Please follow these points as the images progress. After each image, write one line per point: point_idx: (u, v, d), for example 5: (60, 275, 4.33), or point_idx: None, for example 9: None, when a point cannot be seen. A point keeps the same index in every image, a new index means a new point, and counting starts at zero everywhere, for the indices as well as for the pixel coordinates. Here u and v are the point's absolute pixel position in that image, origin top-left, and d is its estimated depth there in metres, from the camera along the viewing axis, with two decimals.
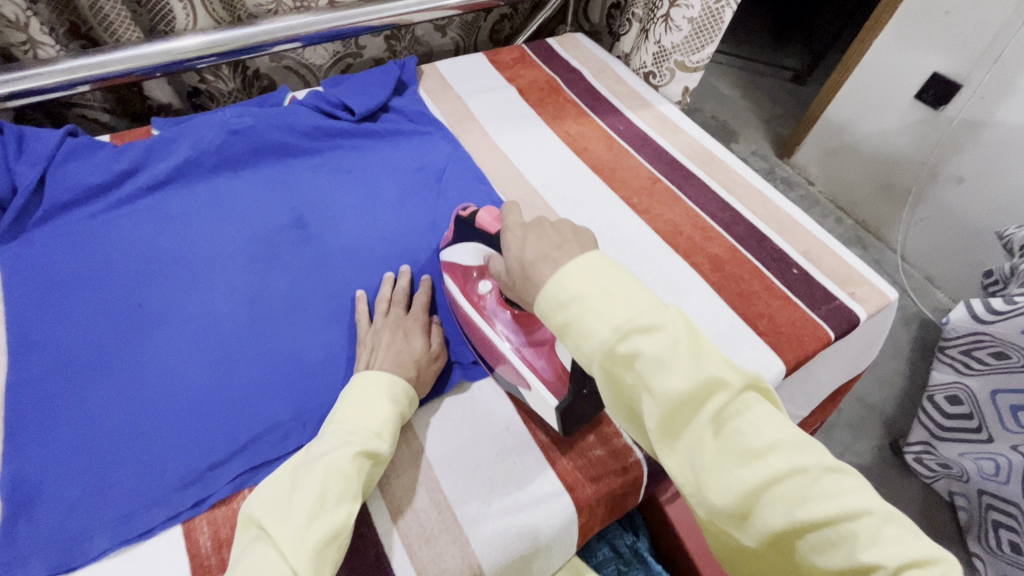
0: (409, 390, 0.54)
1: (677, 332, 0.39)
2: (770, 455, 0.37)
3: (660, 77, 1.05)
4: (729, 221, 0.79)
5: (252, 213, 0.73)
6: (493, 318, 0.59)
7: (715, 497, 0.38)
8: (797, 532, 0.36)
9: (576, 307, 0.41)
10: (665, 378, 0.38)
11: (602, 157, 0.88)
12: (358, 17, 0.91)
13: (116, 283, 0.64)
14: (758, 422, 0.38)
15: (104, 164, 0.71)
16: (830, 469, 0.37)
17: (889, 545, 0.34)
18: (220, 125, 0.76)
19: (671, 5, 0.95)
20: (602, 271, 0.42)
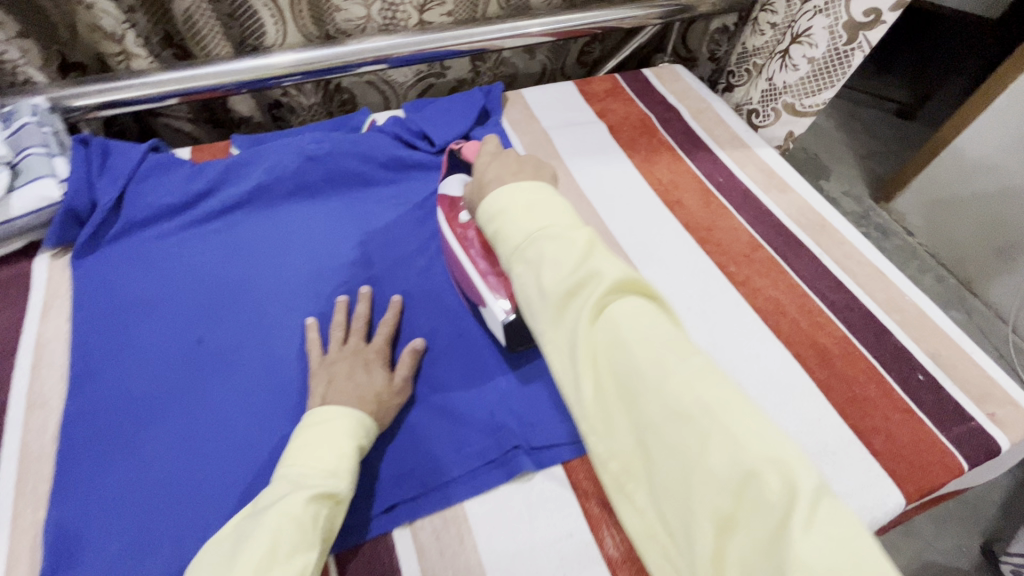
0: (366, 420, 0.50)
1: (577, 240, 0.41)
2: (639, 350, 0.36)
3: (764, 116, 0.96)
4: (842, 306, 0.69)
5: (319, 246, 0.69)
6: (468, 245, 0.61)
7: (586, 390, 0.37)
8: (655, 424, 0.34)
9: (502, 217, 0.45)
10: (553, 271, 0.40)
11: (698, 213, 0.79)
12: (448, 40, 0.87)
13: (179, 314, 0.61)
14: (634, 319, 0.37)
15: (180, 183, 0.69)
16: (696, 370, 0.35)
17: (743, 444, 0.31)
18: (298, 149, 0.73)
19: (793, 40, 0.85)
20: (532, 191, 0.45)
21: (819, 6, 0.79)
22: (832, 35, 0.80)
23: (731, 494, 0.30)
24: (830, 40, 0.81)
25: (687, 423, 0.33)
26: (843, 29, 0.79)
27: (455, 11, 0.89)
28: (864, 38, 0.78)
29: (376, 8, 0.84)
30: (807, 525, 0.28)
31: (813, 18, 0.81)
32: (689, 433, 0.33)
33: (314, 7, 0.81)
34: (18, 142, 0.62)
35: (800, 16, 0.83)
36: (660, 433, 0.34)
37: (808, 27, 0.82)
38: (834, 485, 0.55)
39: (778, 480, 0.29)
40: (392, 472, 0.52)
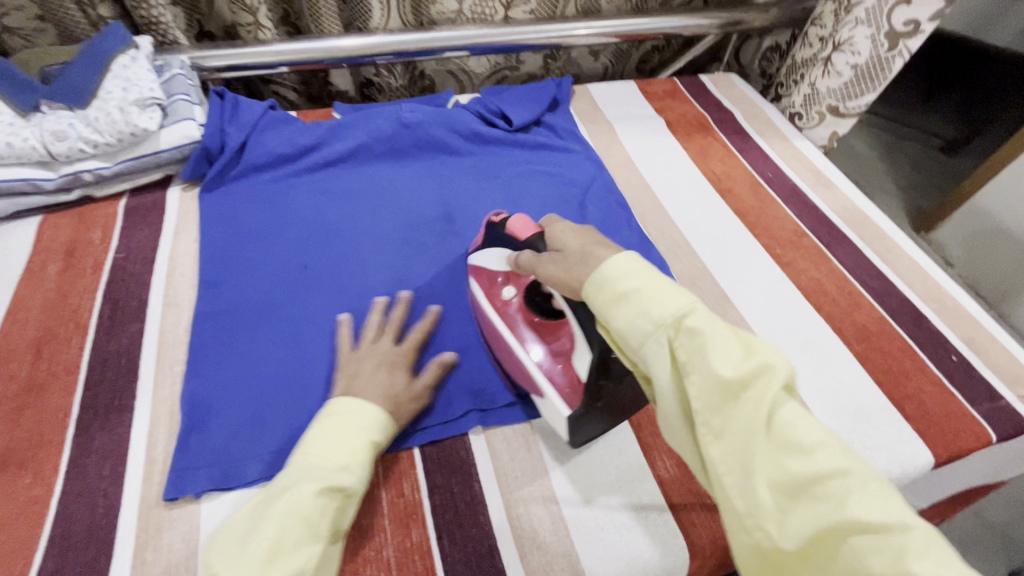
0: (383, 419, 0.50)
1: (730, 328, 0.38)
2: (820, 455, 0.34)
3: (807, 119, 1.03)
4: (881, 291, 0.75)
5: (407, 200, 0.78)
6: (515, 325, 0.57)
7: (759, 489, 0.35)
8: (841, 535, 0.32)
9: (633, 284, 0.40)
10: (716, 363, 0.36)
11: (747, 201, 0.85)
12: (528, 34, 0.96)
13: (289, 244, 0.71)
14: (805, 423, 0.35)
15: (293, 137, 0.79)
16: (876, 480, 0.33)
17: (942, 564, 0.30)
18: (394, 117, 0.83)
19: (835, 49, 0.93)
20: (648, 269, 0.41)
21: (860, 17, 0.87)
22: (874, 44, 0.87)
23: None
24: (872, 47, 0.88)
25: (877, 535, 0.31)
26: (884, 38, 0.86)
27: (537, 9, 0.99)
28: (904, 46, 0.85)
29: (468, 3, 0.94)
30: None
31: (855, 29, 0.89)
32: (881, 549, 0.31)
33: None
34: (171, 89, 0.74)
35: (841, 27, 0.91)
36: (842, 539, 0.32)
37: (850, 36, 0.90)
38: (867, 440, 0.60)
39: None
40: (469, 388, 0.60)
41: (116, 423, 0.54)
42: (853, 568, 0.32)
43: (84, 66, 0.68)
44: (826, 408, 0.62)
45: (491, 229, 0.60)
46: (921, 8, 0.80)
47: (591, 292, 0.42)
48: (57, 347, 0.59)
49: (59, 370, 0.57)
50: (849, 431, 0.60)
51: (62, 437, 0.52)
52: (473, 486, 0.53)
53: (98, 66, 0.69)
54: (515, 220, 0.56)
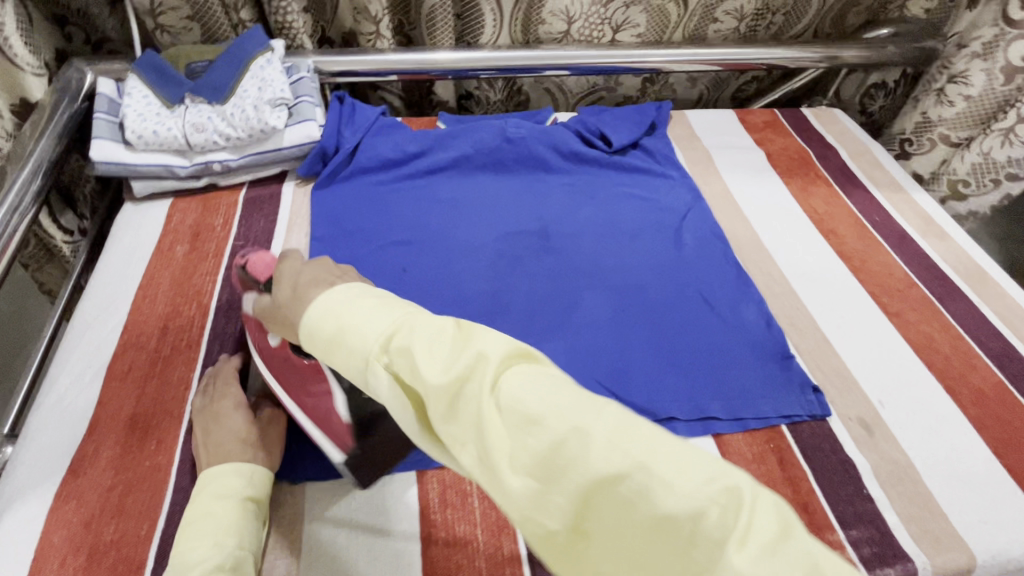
0: (235, 471, 0.48)
1: (444, 323, 0.35)
2: (551, 419, 0.29)
3: (977, 187, 0.93)
4: (1001, 354, 0.69)
5: (503, 213, 0.80)
6: (282, 378, 0.52)
7: (509, 480, 0.30)
8: (595, 492, 0.28)
9: (336, 325, 0.37)
10: (423, 371, 0.32)
11: (852, 244, 0.82)
12: (634, 57, 0.96)
13: (389, 245, 0.74)
14: (529, 384, 0.31)
15: (401, 142, 0.82)
16: (613, 418, 0.29)
17: (684, 488, 0.27)
18: (498, 131, 0.85)
19: (1019, 121, 0.84)
20: (355, 301, 0.38)
21: None
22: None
23: (692, 548, 0.26)
24: None
25: (624, 484, 0.27)
26: None
27: (645, 33, 0.99)
28: None
29: (577, 26, 0.95)
30: (743, 544, 0.25)
31: None
32: (633, 494, 0.27)
33: (526, 15, 0.93)
34: (298, 90, 0.78)
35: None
36: (595, 499, 0.28)
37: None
38: (983, 515, 0.55)
39: (724, 514, 0.26)
40: None
41: None
42: (616, 522, 0.28)
43: (226, 66, 0.74)
44: (938, 473, 0.58)
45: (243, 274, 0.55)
46: None
47: (309, 343, 0.39)
48: (181, 324, 0.63)
49: (182, 347, 0.61)
50: (964, 501, 0.56)
51: (182, 411, 0.56)
52: None
53: (238, 66, 0.74)
54: (257, 262, 0.53)
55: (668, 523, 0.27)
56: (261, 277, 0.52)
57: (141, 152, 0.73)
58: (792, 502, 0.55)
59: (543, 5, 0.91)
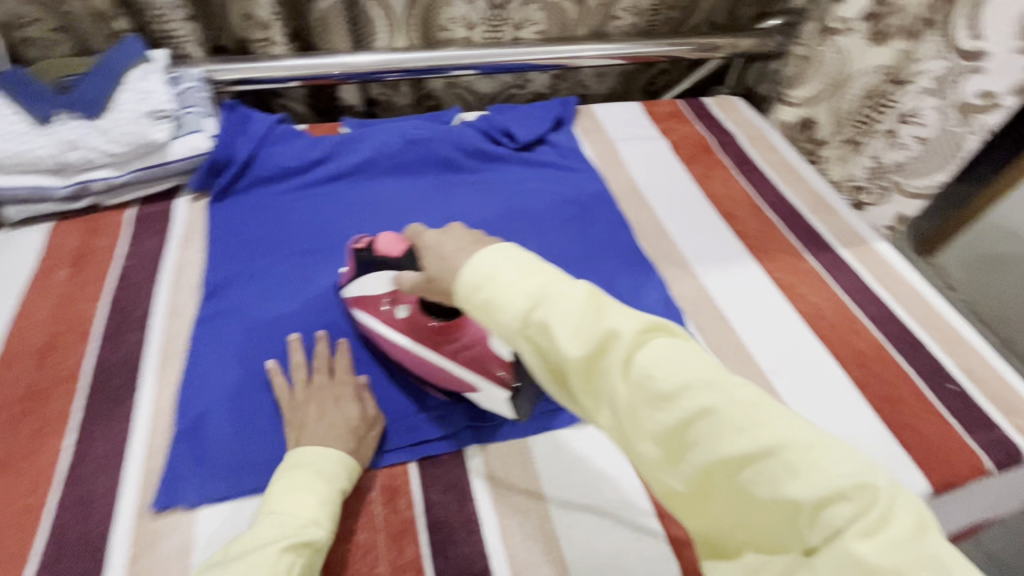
0: (342, 462, 0.50)
1: (581, 292, 0.38)
2: (682, 395, 0.35)
3: (872, 194, 0.95)
4: (880, 317, 0.75)
5: (411, 217, 0.79)
6: (420, 340, 0.57)
7: (641, 445, 0.36)
8: (724, 469, 0.33)
9: (487, 289, 0.39)
10: (565, 345, 0.37)
11: (749, 225, 0.86)
12: (536, 55, 0.97)
13: (290, 255, 0.72)
14: (665, 362, 0.36)
15: (300, 150, 0.81)
16: (743, 403, 0.34)
17: (812, 477, 0.31)
18: (401, 133, 0.84)
19: (900, 121, 0.87)
20: (504, 263, 0.40)
21: (926, 87, 0.82)
22: (944, 116, 0.82)
23: (810, 527, 0.31)
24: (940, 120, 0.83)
25: (753, 463, 0.33)
26: (953, 110, 0.81)
27: (546, 30, 1.00)
28: (976, 120, 0.79)
29: (479, 30, 0.97)
30: (868, 535, 0.29)
31: (920, 99, 0.84)
32: (758, 474, 0.33)
33: (424, 21, 0.93)
34: (182, 100, 0.76)
35: (905, 98, 0.85)
36: (722, 471, 0.34)
37: (917, 107, 0.84)
38: None
39: (853, 506, 0.30)
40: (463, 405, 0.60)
41: (115, 430, 0.54)
42: (739, 495, 0.34)
43: (98, 78, 0.71)
44: None
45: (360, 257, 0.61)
46: (1000, 79, 0.75)
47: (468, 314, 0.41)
48: (60, 355, 0.59)
49: (61, 377, 0.57)
50: None
51: (60, 445, 0.53)
52: (467, 506, 0.53)
53: (112, 77, 0.71)
54: (381, 240, 0.60)
55: (792, 507, 0.31)
56: (387, 252, 0.59)
57: (7, 174, 0.68)
58: None
59: (440, 11, 0.92)
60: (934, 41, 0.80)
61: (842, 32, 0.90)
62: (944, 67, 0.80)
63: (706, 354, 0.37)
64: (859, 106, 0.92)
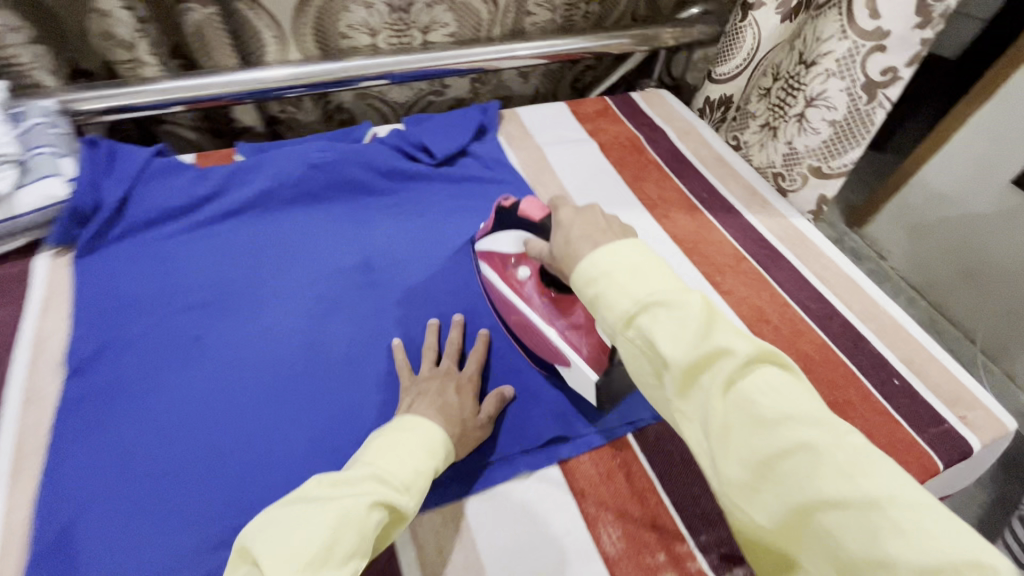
0: (445, 443, 0.50)
1: (697, 301, 0.39)
2: (787, 429, 0.34)
3: (790, 181, 0.89)
4: (821, 314, 0.73)
5: (320, 253, 0.71)
6: (532, 303, 0.61)
7: (723, 469, 0.36)
8: (818, 518, 0.32)
9: (603, 281, 0.42)
10: (669, 350, 0.38)
11: (685, 227, 0.83)
12: (449, 59, 0.90)
13: (177, 312, 0.62)
14: (770, 385, 0.36)
15: (185, 187, 0.71)
16: (848, 449, 0.33)
17: (925, 547, 0.29)
18: (302, 157, 0.75)
19: (807, 104, 0.80)
20: (633, 256, 0.42)
21: (830, 69, 0.74)
22: (851, 97, 0.74)
23: None
24: (849, 100, 0.75)
25: (852, 516, 0.31)
26: (861, 89, 0.73)
27: (457, 32, 0.93)
28: (884, 96, 0.72)
29: (383, 36, 0.88)
30: None
31: (827, 81, 0.75)
32: (857, 529, 0.31)
33: (319, 30, 0.84)
34: (28, 140, 0.64)
35: (812, 80, 0.77)
36: (815, 519, 0.32)
37: (823, 90, 0.76)
38: None
39: None
40: None
41: None
42: (832, 548, 0.32)
43: None
44: None
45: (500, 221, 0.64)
46: (901, 52, 0.67)
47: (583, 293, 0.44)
48: None
49: None
50: None
51: None
52: None
53: None
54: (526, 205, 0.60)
55: (893, 574, 0.29)
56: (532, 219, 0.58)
57: None
58: (643, 520, 0.53)
59: (337, 18, 0.83)
60: (836, 19, 0.72)
61: (755, 5, 0.83)
62: (845, 48, 0.71)
63: (814, 392, 0.37)
64: (776, 88, 0.87)
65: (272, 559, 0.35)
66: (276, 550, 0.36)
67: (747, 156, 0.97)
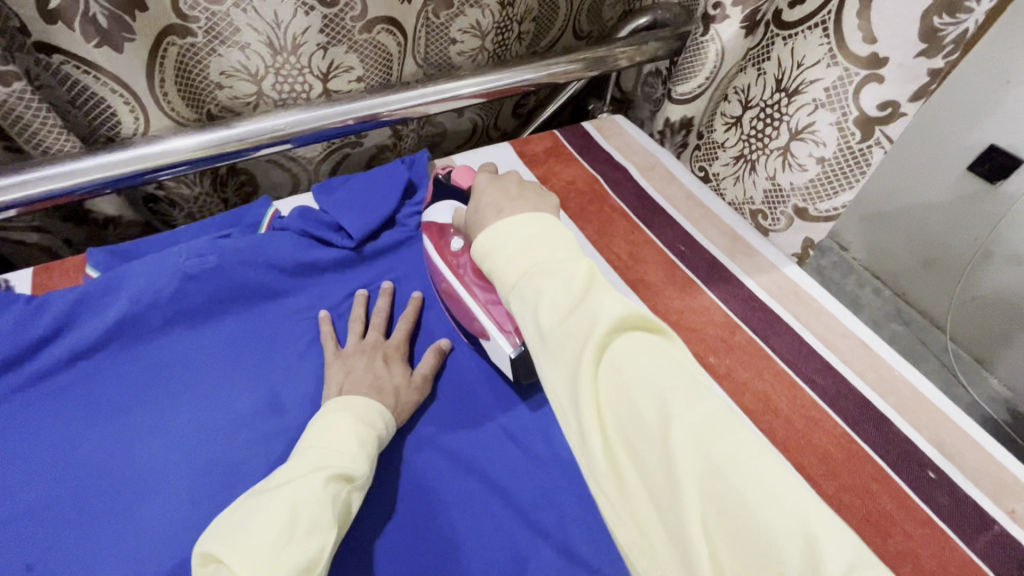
0: (382, 411, 0.53)
1: (582, 268, 0.40)
2: (645, 394, 0.34)
3: (772, 220, 0.77)
4: (833, 392, 0.62)
5: (213, 395, 0.55)
6: (461, 274, 0.61)
7: (589, 440, 0.34)
8: (669, 484, 0.31)
9: (494, 253, 0.43)
10: (546, 312, 0.38)
11: (666, 293, 0.70)
12: (361, 111, 0.73)
13: (6, 528, 0.45)
14: (636, 351, 0.36)
15: (10, 331, 0.52)
16: (706, 415, 0.33)
17: (764, 504, 0.29)
18: (174, 266, 0.58)
19: (793, 137, 0.68)
20: (526, 225, 0.44)
21: (818, 99, 0.63)
22: (842, 133, 0.63)
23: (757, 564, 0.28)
24: (838, 136, 0.63)
25: (698, 477, 0.31)
26: (853, 125, 0.61)
27: (365, 76, 0.76)
28: (880, 134, 0.60)
29: (269, 82, 0.70)
30: None
31: (815, 112, 0.64)
32: (702, 491, 0.30)
33: (184, 83, 0.65)
34: None
35: (795, 110, 0.67)
36: (669, 487, 0.31)
37: (811, 122, 0.65)
38: None
39: (804, 550, 0.27)
40: None
41: None
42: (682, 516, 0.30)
43: None
44: None
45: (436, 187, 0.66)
46: (900, 85, 0.56)
47: (480, 260, 0.45)
48: None
49: None
50: None
51: None
52: None
53: None
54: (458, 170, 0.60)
55: (733, 532, 0.29)
56: (463, 184, 0.59)
57: None
58: None
59: (204, 66, 0.64)
60: (820, 41, 0.62)
61: (717, 16, 0.70)
62: (834, 76, 0.61)
63: (684, 361, 0.37)
64: (749, 116, 0.74)
65: (233, 552, 0.37)
66: (238, 541, 0.38)
67: (718, 190, 0.85)
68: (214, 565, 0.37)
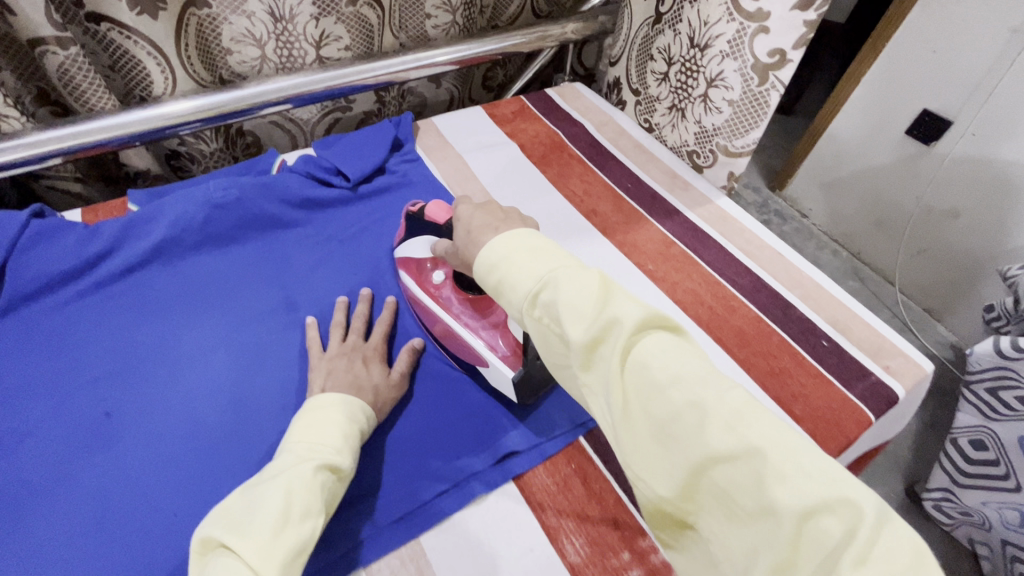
0: (365, 407, 0.54)
1: (593, 275, 0.38)
2: (674, 388, 0.33)
3: (703, 158, 0.90)
4: (750, 288, 0.76)
5: (240, 299, 0.68)
6: (449, 305, 0.64)
7: (625, 443, 0.34)
8: (706, 471, 0.31)
9: (502, 267, 0.41)
10: (567, 324, 0.36)
11: (613, 219, 0.84)
12: (350, 75, 0.86)
13: (84, 389, 0.58)
14: (663, 350, 0.34)
15: (73, 247, 0.64)
16: (733, 401, 0.32)
17: (798, 484, 0.28)
18: (202, 198, 0.70)
19: (709, 85, 0.82)
20: (526, 240, 0.42)
21: (724, 50, 0.77)
22: (745, 78, 0.76)
23: (798, 540, 0.28)
24: (743, 81, 0.77)
25: (736, 465, 0.30)
26: (753, 71, 0.75)
27: (352, 45, 0.89)
28: (774, 78, 0.74)
29: (271, 47, 0.82)
30: (859, 561, 0.26)
31: (723, 62, 0.78)
32: (736, 477, 0.30)
33: (202, 49, 0.77)
34: None
35: (709, 62, 0.80)
36: (706, 476, 0.31)
37: (721, 70, 0.79)
38: None
39: (838, 519, 0.27)
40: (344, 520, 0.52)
41: None
42: (720, 500, 0.31)
43: None
44: None
45: (413, 219, 0.69)
46: (785, 34, 0.69)
47: (484, 277, 0.43)
48: None
49: None
50: None
51: None
52: None
53: None
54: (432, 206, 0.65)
55: (775, 518, 0.28)
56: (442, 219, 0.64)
57: None
58: (603, 521, 0.53)
59: (219, 32, 0.76)
60: (719, 3, 0.75)
61: None
62: (733, 30, 0.74)
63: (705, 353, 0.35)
64: (673, 71, 0.88)
65: (233, 537, 0.40)
66: (238, 529, 0.40)
67: (661, 139, 0.98)
68: (215, 548, 0.40)
